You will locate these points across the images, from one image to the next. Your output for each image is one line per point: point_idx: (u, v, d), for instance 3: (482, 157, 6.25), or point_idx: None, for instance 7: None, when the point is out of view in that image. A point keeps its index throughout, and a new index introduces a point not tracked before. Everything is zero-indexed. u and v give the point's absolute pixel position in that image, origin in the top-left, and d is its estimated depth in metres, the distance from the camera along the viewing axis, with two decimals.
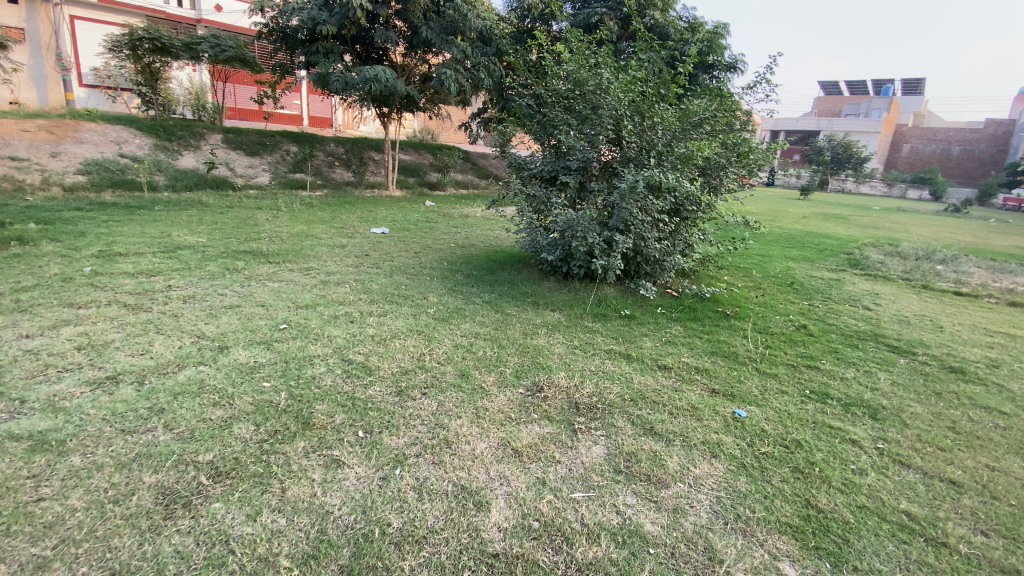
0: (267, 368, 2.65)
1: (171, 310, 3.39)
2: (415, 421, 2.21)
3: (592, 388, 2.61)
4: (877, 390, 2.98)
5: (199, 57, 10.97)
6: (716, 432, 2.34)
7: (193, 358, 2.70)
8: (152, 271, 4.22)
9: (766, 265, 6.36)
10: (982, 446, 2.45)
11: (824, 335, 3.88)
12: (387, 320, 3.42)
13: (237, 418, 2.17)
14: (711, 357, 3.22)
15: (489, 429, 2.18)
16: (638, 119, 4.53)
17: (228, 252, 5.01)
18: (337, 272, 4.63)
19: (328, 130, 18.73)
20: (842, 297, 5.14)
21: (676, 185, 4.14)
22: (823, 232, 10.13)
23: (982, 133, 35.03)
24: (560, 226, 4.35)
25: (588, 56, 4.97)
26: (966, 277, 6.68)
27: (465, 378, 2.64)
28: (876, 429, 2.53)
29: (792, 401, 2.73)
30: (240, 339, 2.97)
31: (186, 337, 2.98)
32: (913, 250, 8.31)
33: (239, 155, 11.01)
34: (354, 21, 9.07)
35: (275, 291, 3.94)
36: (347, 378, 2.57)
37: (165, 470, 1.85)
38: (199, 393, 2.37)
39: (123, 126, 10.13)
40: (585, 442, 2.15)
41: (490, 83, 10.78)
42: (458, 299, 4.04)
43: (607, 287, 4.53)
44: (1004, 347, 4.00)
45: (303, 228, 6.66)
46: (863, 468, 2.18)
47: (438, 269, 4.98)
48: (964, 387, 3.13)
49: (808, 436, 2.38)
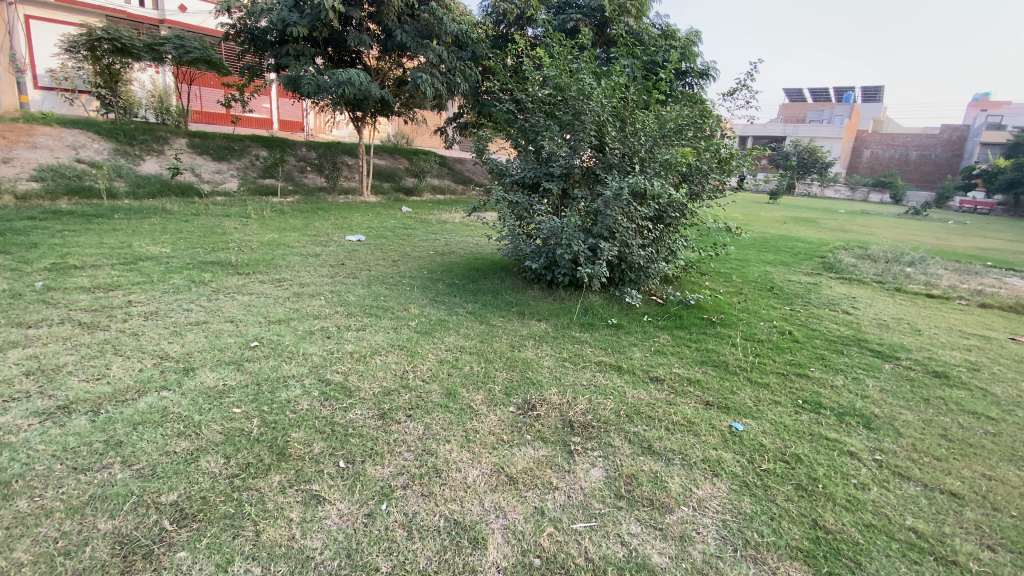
0: (237, 392, 2.45)
1: (131, 329, 3.14)
2: (400, 447, 2.06)
3: (585, 405, 2.51)
4: (868, 399, 2.95)
5: (162, 58, 10.53)
6: (715, 448, 2.26)
7: (155, 383, 2.48)
8: (111, 285, 3.94)
9: (745, 270, 6.39)
10: (976, 454, 2.43)
11: (809, 341, 3.87)
12: (366, 335, 3.25)
13: (205, 450, 1.99)
14: (701, 367, 3.16)
15: (480, 454, 2.05)
16: (620, 125, 4.48)
17: (194, 264, 4.74)
18: (312, 283, 4.42)
19: (299, 134, 18.32)
20: (821, 301, 5.18)
21: (660, 193, 4.08)
22: (796, 235, 10.32)
23: (938, 139, 36.87)
24: (544, 234, 4.25)
25: (568, 61, 4.90)
26: (935, 279, 6.85)
27: (452, 398, 2.49)
28: (872, 439, 2.49)
29: (786, 412, 2.67)
30: (208, 360, 2.77)
31: (147, 358, 2.76)
32: (881, 253, 8.51)
33: (205, 160, 10.60)
34: (326, 23, 8.84)
35: (245, 304, 3.72)
36: (325, 401, 2.40)
37: (122, 515, 1.65)
38: (162, 423, 2.16)
39: (80, 130, 9.62)
40: (582, 465, 2.04)
41: (467, 87, 10.68)
42: (440, 310, 3.90)
43: (592, 296, 4.45)
44: (980, 349, 4.07)
45: (274, 236, 6.39)
46: (865, 482, 2.12)
47: (417, 278, 4.82)
48: (949, 392, 3.14)
49: (807, 449, 2.32)
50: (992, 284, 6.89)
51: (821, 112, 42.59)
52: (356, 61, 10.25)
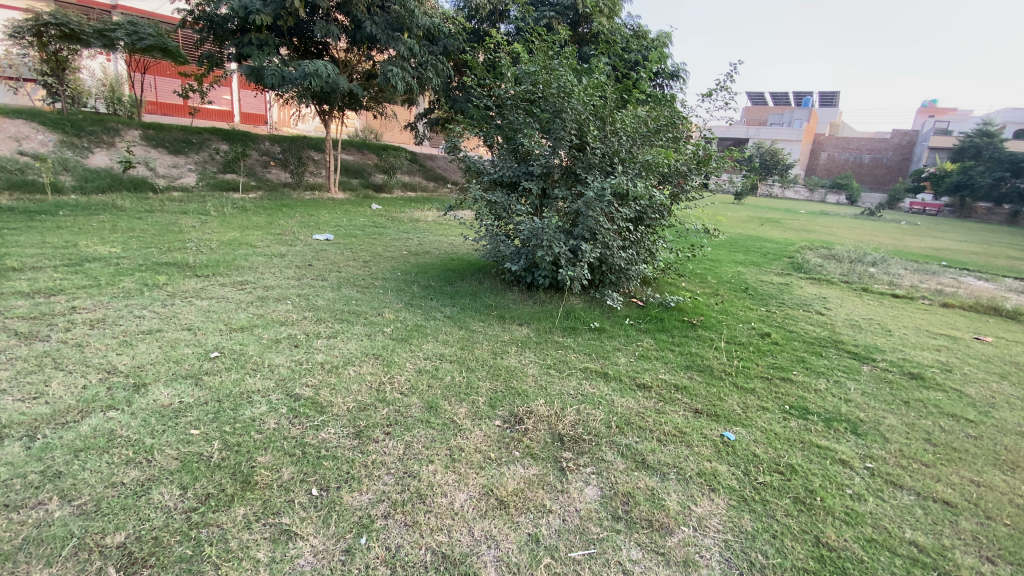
0: (195, 410, 2.23)
1: (75, 340, 2.84)
2: (379, 471, 1.90)
3: (574, 416, 2.39)
4: (852, 402, 2.94)
5: (114, 44, 9.87)
6: (710, 460, 2.17)
7: (101, 402, 2.23)
8: (53, 289, 3.60)
9: (719, 270, 6.44)
10: (961, 459, 2.44)
11: (788, 342, 3.88)
12: (338, 343, 3.06)
13: (158, 481, 1.78)
14: (687, 372, 3.08)
15: (467, 475, 1.91)
16: (600, 124, 4.38)
17: (148, 265, 4.41)
18: (277, 286, 4.16)
19: (262, 128, 17.68)
20: (794, 302, 5.24)
21: (643, 194, 4.01)
22: (763, 235, 10.52)
23: (890, 143, 38.69)
24: (524, 236, 4.13)
25: (547, 57, 4.77)
26: (897, 279, 7.07)
27: (433, 412, 2.34)
28: (861, 446, 2.46)
29: (775, 418, 2.62)
30: (162, 374, 2.52)
31: (92, 373, 2.48)
32: (845, 253, 8.75)
33: (160, 153, 10.02)
34: (291, 12, 8.44)
35: (204, 310, 3.45)
36: (294, 419, 2.20)
37: (60, 562, 1.44)
38: (108, 449, 1.93)
39: (20, 119, 8.92)
40: (576, 484, 1.92)
41: (439, 83, 10.46)
42: (416, 315, 3.71)
43: (572, 298, 4.35)
44: (949, 350, 4.16)
45: (235, 234, 6.04)
46: (860, 492, 2.09)
47: (391, 279, 4.63)
48: (927, 394, 3.17)
49: (800, 459, 2.27)
50: (949, 283, 7.15)
51: (781, 115, 43.88)
52: (323, 53, 9.90)
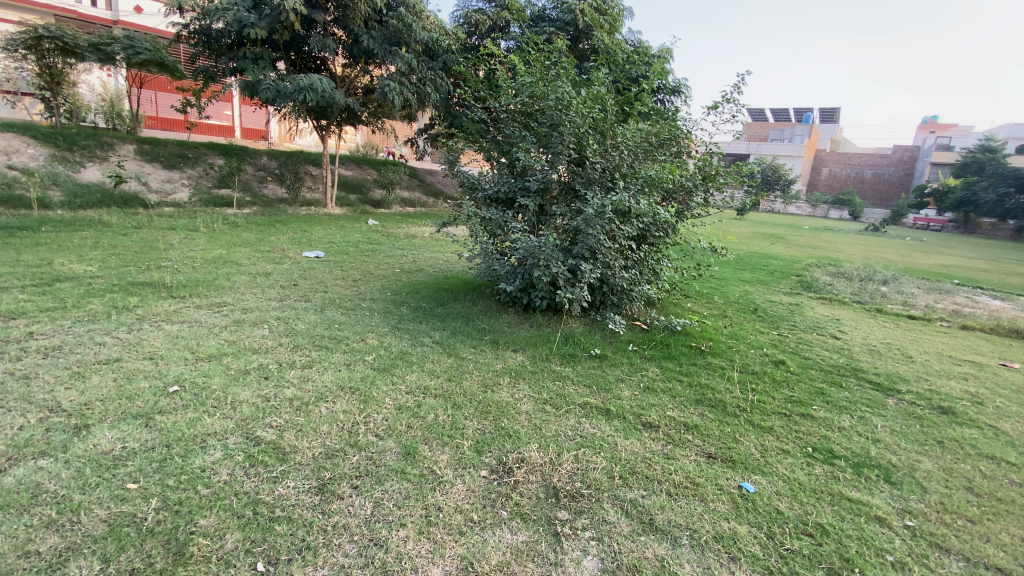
0: (138, 458, 1.94)
1: (22, 371, 2.58)
2: (341, 538, 1.62)
3: (572, 465, 2.11)
4: (880, 443, 2.64)
5: (110, 59, 9.80)
6: (727, 519, 1.89)
7: (33, 449, 1.95)
8: (13, 312, 3.35)
9: (725, 290, 6.18)
10: (1010, 512, 2.14)
11: (805, 371, 3.58)
12: (313, 375, 2.78)
13: (77, 551, 1.50)
14: (697, 408, 2.79)
15: (446, 544, 1.63)
16: (600, 138, 4.15)
17: (121, 285, 4.17)
18: (256, 308, 3.92)
19: (261, 142, 17.66)
20: (807, 324, 4.95)
21: (646, 211, 3.75)
22: (769, 253, 10.27)
23: (892, 158, 38.68)
24: (520, 254, 3.85)
25: (544, 68, 4.58)
26: (911, 298, 6.78)
27: (410, 460, 2.05)
28: (897, 498, 2.17)
29: (798, 464, 2.33)
30: (110, 414, 2.23)
31: (32, 413, 2.20)
32: (855, 271, 8.48)
33: (154, 168, 9.87)
34: (287, 26, 8.33)
35: (172, 336, 3.19)
36: (250, 469, 1.92)
37: None
38: (29, 509, 1.65)
39: (12, 132, 8.78)
40: (572, 554, 1.64)
41: (438, 97, 10.33)
42: (402, 340, 3.45)
43: (572, 322, 4.07)
44: (977, 378, 3.86)
45: (221, 252, 5.80)
46: (903, 561, 1.79)
47: (380, 300, 4.38)
48: (961, 433, 2.86)
49: (831, 517, 1.98)
50: (966, 304, 6.86)
51: (782, 131, 43.86)
52: (321, 68, 9.80)
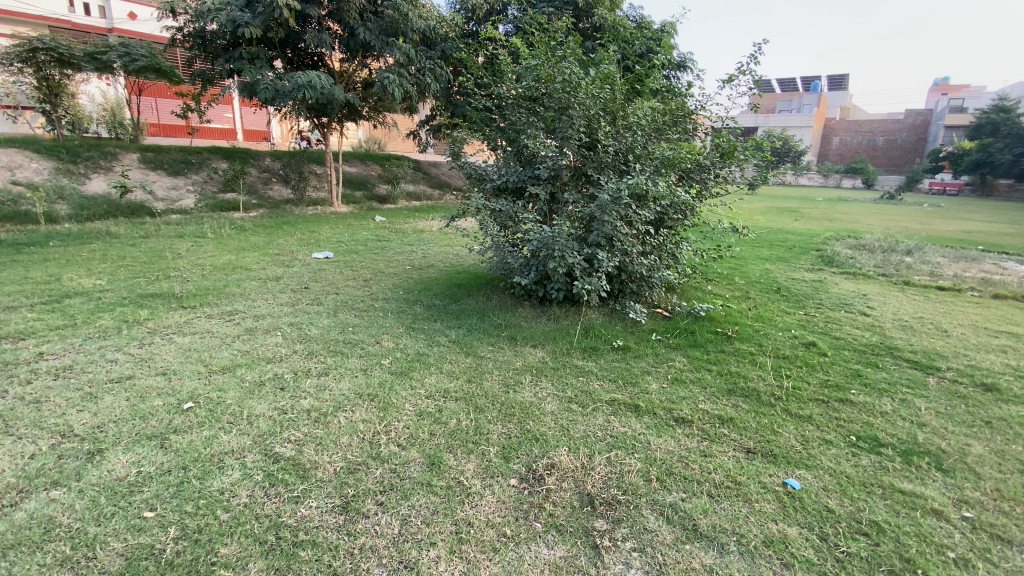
0: (154, 483, 1.87)
1: (33, 395, 2.51)
2: (369, 562, 1.53)
3: (606, 468, 2.01)
4: (926, 427, 2.50)
5: (107, 67, 9.71)
6: (775, 520, 1.78)
7: (45, 478, 1.89)
8: (23, 333, 3.30)
9: (745, 270, 6.00)
10: None
11: (837, 352, 3.44)
12: (330, 382, 2.70)
13: None
14: (730, 399, 2.67)
15: (480, 563, 1.54)
16: (610, 119, 4.00)
17: (131, 298, 4.11)
18: (268, 314, 3.85)
19: (264, 144, 17.68)
20: (833, 301, 4.77)
21: (664, 194, 3.60)
22: (786, 228, 10.03)
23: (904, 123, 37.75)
24: (533, 246, 3.72)
25: (548, 49, 4.41)
26: (938, 268, 6.54)
27: (435, 471, 1.96)
28: (952, 487, 2.03)
29: (842, 456, 2.20)
30: (123, 437, 2.16)
31: (44, 439, 2.14)
32: (875, 242, 8.24)
33: (158, 176, 9.82)
34: (281, 23, 8.21)
35: (183, 349, 3.12)
36: (269, 488, 1.85)
37: None
38: (42, 545, 1.58)
39: (15, 148, 8.76)
40: (614, 568, 1.55)
41: (438, 87, 10.12)
42: (418, 341, 3.35)
43: (591, 312, 3.94)
44: (1017, 351, 3.68)
45: (229, 257, 5.75)
46: (967, 557, 1.67)
47: (392, 299, 4.29)
48: (1009, 411, 2.71)
49: (884, 512, 1.85)
50: (995, 270, 6.62)
51: (788, 101, 42.69)
52: (318, 63, 9.63)
